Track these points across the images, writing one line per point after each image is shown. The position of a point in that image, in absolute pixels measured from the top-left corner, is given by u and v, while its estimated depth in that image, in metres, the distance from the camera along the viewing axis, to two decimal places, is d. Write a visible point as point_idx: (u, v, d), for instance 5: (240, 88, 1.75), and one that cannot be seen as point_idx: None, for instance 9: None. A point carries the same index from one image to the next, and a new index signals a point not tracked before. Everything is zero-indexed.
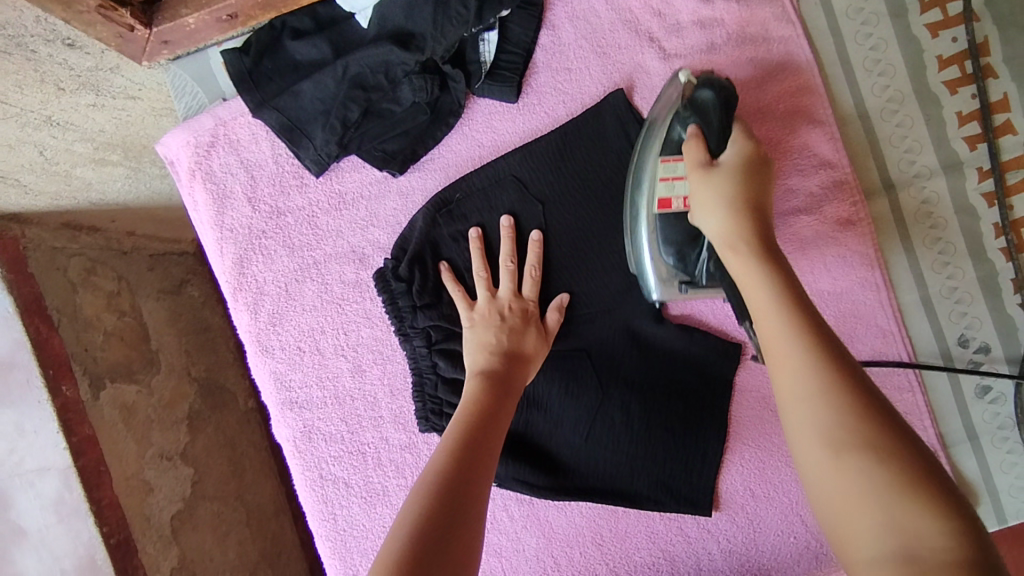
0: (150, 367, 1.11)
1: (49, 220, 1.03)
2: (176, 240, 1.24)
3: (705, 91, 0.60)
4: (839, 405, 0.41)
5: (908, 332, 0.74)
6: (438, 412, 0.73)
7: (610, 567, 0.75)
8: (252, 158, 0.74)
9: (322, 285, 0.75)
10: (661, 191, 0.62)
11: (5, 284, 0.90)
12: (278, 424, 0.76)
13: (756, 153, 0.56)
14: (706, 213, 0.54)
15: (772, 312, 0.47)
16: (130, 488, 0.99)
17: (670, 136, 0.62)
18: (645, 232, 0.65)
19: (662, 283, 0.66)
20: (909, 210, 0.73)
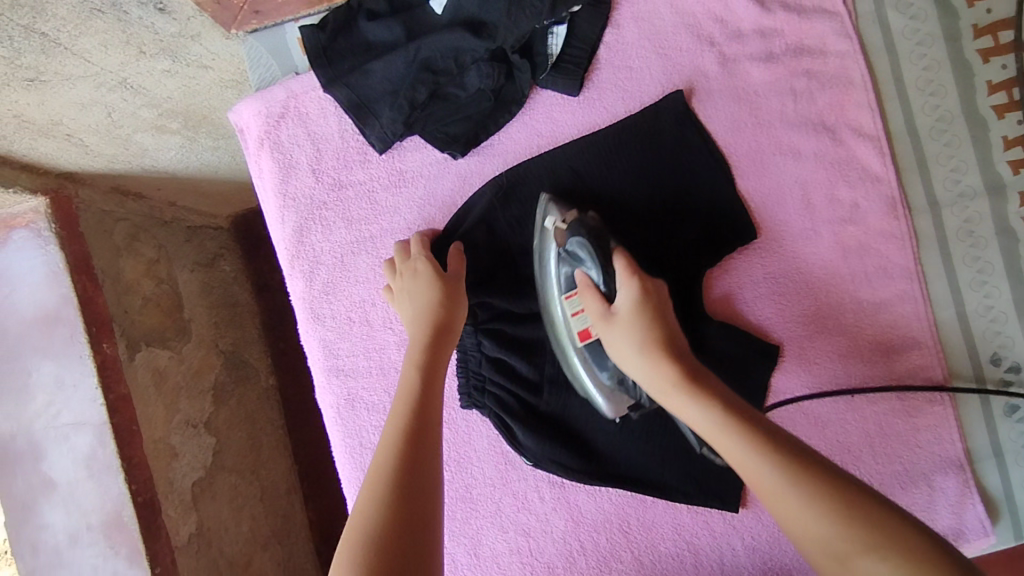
0: (182, 335, 1.15)
1: (100, 183, 1.05)
2: (213, 215, 1.30)
3: (580, 242, 0.66)
4: (823, 513, 0.44)
5: (944, 346, 0.75)
6: (481, 389, 0.75)
7: (634, 555, 0.77)
8: (319, 132, 0.77)
9: (376, 258, 0.77)
10: (576, 324, 0.68)
11: (55, 242, 0.95)
12: (322, 389, 0.78)
13: (642, 293, 0.61)
14: (627, 364, 0.59)
15: (728, 436, 0.50)
16: (157, 450, 1.03)
17: (563, 277, 0.69)
18: (577, 360, 0.70)
19: (611, 402, 0.70)
20: (951, 228, 0.75)
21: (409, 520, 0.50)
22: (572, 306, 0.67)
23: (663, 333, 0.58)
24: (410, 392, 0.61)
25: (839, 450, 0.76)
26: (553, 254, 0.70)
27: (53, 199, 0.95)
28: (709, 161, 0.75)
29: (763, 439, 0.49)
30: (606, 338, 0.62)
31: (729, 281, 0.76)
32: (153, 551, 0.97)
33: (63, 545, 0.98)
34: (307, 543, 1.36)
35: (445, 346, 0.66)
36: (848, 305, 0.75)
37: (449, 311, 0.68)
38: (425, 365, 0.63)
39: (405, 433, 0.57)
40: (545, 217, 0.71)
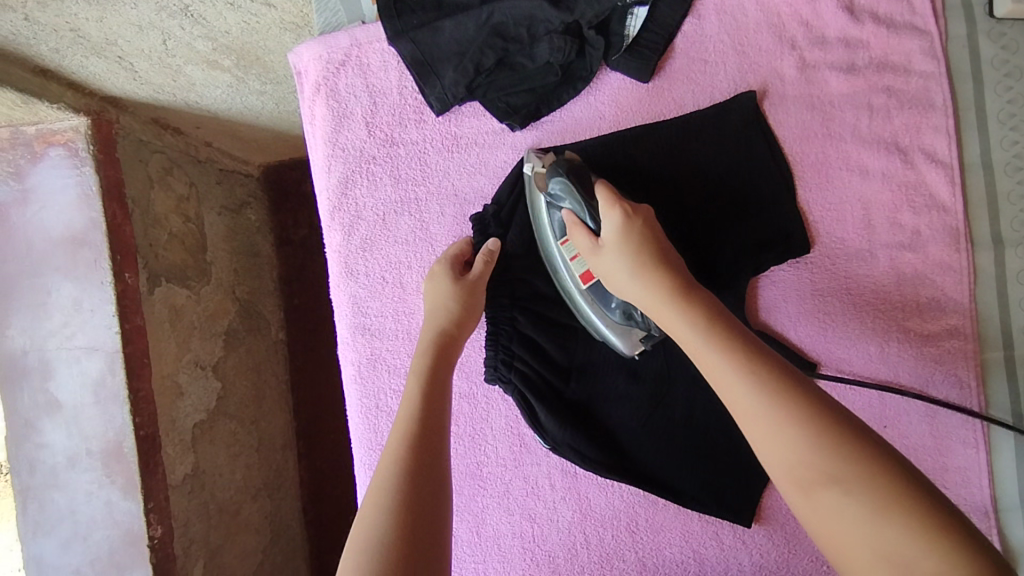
0: (203, 276, 1.14)
1: (141, 113, 1.06)
2: (245, 160, 1.29)
3: (558, 182, 0.64)
4: (804, 432, 0.44)
5: (986, 388, 0.73)
6: (508, 365, 0.72)
7: (638, 556, 0.75)
8: (378, 85, 0.75)
9: (419, 221, 0.76)
10: (577, 266, 0.67)
11: (93, 163, 0.94)
12: (346, 346, 0.77)
13: (625, 220, 0.61)
14: (623, 288, 0.60)
15: (708, 350, 0.51)
16: (164, 387, 1.03)
17: (555, 223, 0.67)
18: (583, 300, 0.69)
19: (620, 333, 0.68)
20: (1012, 269, 0.72)
21: (426, 480, 0.53)
22: (568, 252, 0.67)
23: (652, 249, 0.59)
24: (415, 397, 0.60)
25: None
26: (540, 200, 0.68)
27: (92, 121, 0.94)
28: (772, 168, 0.73)
29: (746, 356, 0.49)
30: (601, 271, 0.63)
31: (776, 292, 0.74)
32: (148, 486, 0.97)
33: (61, 467, 0.98)
34: (295, 501, 1.35)
35: (455, 356, 0.66)
36: (894, 333, 0.73)
37: (463, 322, 0.68)
38: (431, 374, 0.62)
39: (412, 440, 0.56)
40: (529, 164, 0.69)
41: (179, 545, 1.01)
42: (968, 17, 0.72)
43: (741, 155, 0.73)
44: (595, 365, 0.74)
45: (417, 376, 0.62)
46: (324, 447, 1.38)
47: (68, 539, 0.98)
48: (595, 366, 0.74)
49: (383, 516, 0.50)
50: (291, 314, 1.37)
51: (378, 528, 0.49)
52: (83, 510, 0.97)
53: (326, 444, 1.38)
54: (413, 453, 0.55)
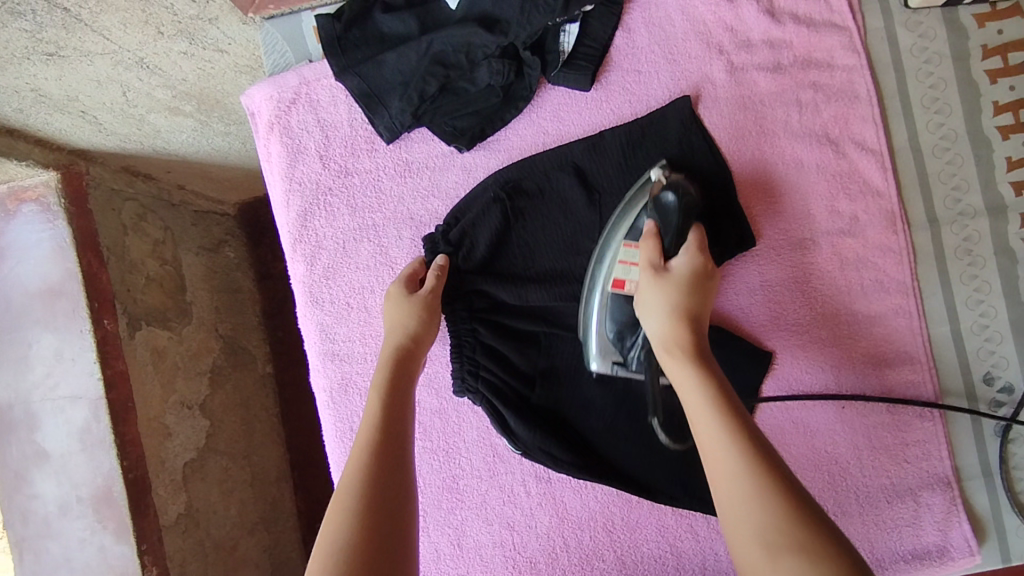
0: (184, 317, 1.16)
1: (111, 162, 1.09)
2: (220, 200, 1.32)
3: (671, 198, 0.67)
4: (748, 462, 0.48)
5: (937, 362, 0.76)
6: (473, 374, 0.75)
7: (617, 555, 0.77)
8: (328, 119, 0.78)
9: (378, 246, 0.78)
10: (618, 271, 0.69)
11: (62, 215, 0.97)
12: (317, 373, 0.79)
13: (703, 267, 0.63)
14: (647, 315, 0.62)
15: (694, 391, 0.54)
16: (151, 429, 1.04)
17: (636, 226, 0.70)
18: (597, 303, 0.71)
19: (600, 352, 0.72)
20: (949, 246, 0.76)
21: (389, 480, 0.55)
22: (626, 253, 0.69)
23: (691, 299, 0.61)
24: (376, 409, 0.61)
25: (827, 460, 0.76)
26: (640, 201, 0.71)
27: (63, 174, 0.98)
28: (713, 169, 0.75)
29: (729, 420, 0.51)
30: (644, 289, 0.64)
31: (727, 285, 0.76)
32: (140, 527, 0.98)
33: (53, 516, 0.99)
34: (295, 534, 1.36)
35: (416, 366, 0.67)
36: (843, 318, 0.76)
37: (424, 334, 0.69)
38: (390, 384, 0.63)
39: (375, 454, 0.57)
40: (653, 171, 0.71)
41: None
42: (884, 10, 0.76)
43: (683, 157, 0.75)
44: (559, 370, 0.77)
45: (378, 386, 0.63)
46: (318, 476, 1.39)
47: None
48: (559, 370, 0.77)
49: (345, 528, 0.51)
50: (276, 347, 1.39)
51: (342, 539, 0.50)
52: (78, 557, 0.98)
53: (320, 473, 1.39)
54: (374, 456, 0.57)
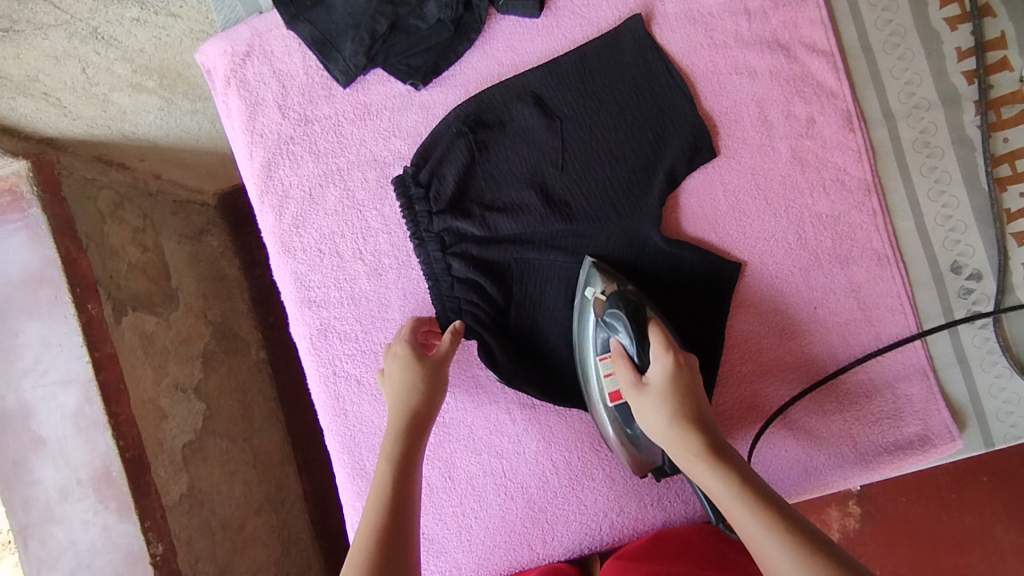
0: (170, 302, 1.18)
1: (82, 151, 1.08)
2: (199, 190, 1.32)
3: (617, 314, 0.69)
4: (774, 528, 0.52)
5: (904, 255, 0.77)
6: (455, 311, 0.77)
7: (605, 472, 0.79)
8: (284, 69, 0.78)
9: (345, 191, 0.79)
10: (608, 385, 0.72)
11: (39, 204, 0.98)
12: (296, 321, 0.80)
13: (675, 367, 0.64)
14: (653, 431, 0.63)
15: (741, 510, 0.54)
16: (146, 412, 1.05)
17: (597, 340, 0.73)
18: (602, 414, 0.73)
19: (625, 446, 0.73)
20: (908, 140, 0.76)
21: (406, 527, 0.61)
22: (604, 368, 0.72)
23: (692, 405, 0.62)
24: (386, 484, 0.64)
25: (804, 361, 0.77)
26: (590, 314, 0.74)
27: (35, 162, 0.98)
28: (670, 84, 0.76)
29: (782, 522, 0.52)
30: (637, 408, 0.65)
31: (694, 197, 0.77)
32: (142, 505, 0.99)
33: (54, 501, 1.00)
34: (304, 514, 1.39)
35: (426, 434, 0.69)
36: (808, 219, 0.76)
37: (431, 398, 0.70)
38: (400, 459, 0.66)
39: (390, 502, 0.62)
40: (588, 288, 0.74)
41: (185, 561, 1.03)
42: None
43: (640, 76, 0.76)
44: (535, 299, 0.78)
45: (387, 461, 0.66)
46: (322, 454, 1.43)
47: (73, 569, 0.99)
48: (534, 299, 0.78)
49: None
50: (268, 331, 1.41)
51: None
52: (82, 539, 0.99)
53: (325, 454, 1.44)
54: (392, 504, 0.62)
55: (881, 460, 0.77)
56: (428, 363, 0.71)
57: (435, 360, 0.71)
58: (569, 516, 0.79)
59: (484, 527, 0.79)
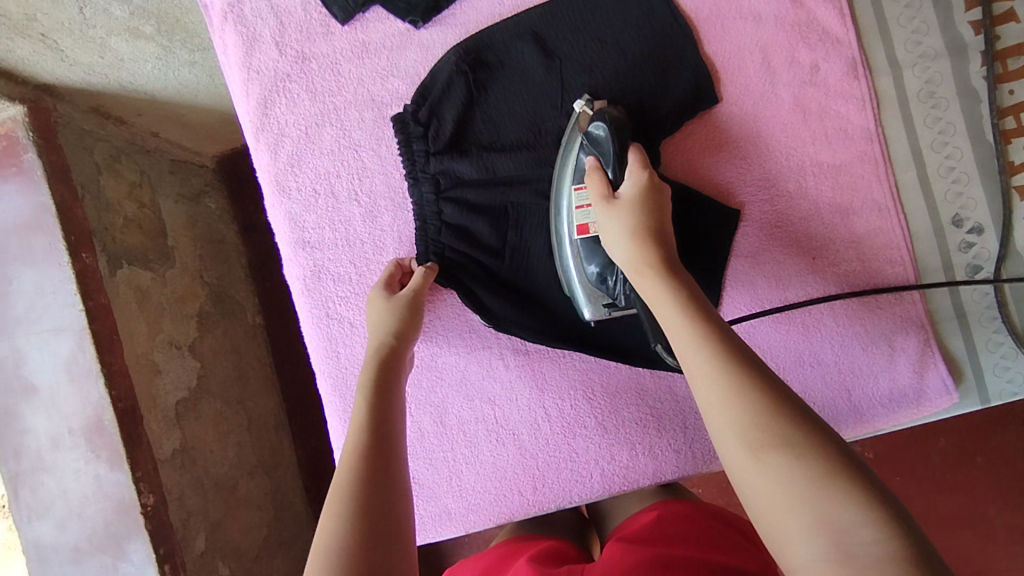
0: (165, 260, 1.19)
1: (79, 102, 1.07)
2: (197, 151, 1.36)
3: (600, 125, 0.69)
4: (733, 385, 0.49)
5: (905, 208, 0.76)
6: (438, 254, 0.77)
7: (598, 421, 0.78)
8: (283, 5, 0.77)
9: (341, 131, 0.78)
10: (578, 217, 0.71)
11: (35, 150, 0.96)
12: (289, 262, 0.79)
13: (647, 185, 0.65)
14: (614, 245, 0.64)
15: (696, 350, 0.52)
16: (139, 364, 1.05)
17: (577, 163, 0.72)
18: (569, 253, 0.73)
19: (590, 298, 0.73)
20: (912, 90, 0.75)
21: (388, 445, 0.60)
22: (578, 196, 0.71)
23: (648, 218, 0.63)
24: (364, 406, 0.63)
25: (802, 312, 0.76)
26: (576, 139, 0.72)
27: (31, 108, 0.97)
28: (674, 27, 0.75)
29: (715, 336, 0.52)
30: (603, 220, 0.65)
31: (695, 143, 0.76)
32: (135, 455, 0.98)
33: (46, 450, 0.98)
34: (297, 478, 1.43)
35: (402, 364, 0.68)
36: (809, 168, 0.75)
37: (403, 332, 0.70)
38: (376, 387, 0.65)
39: (370, 424, 0.61)
40: (578, 103, 0.73)
41: (177, 517, 1.04)
42: None
43: (644, 19, 0.75)
44: (529, 243, 0.78)
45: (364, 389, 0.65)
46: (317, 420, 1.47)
47: (62, 519, 0.97)
48: (528, 244, 0.78)
49: (340, 529, 0.51)
50: (264, 298, 1.46)
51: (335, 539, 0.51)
52: (73, 488, 0.97)
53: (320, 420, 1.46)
54: (373, 425, 0.61)
55: (875, 413, 0.76)
56: (403, 300, 0.72)
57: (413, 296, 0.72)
58: (560, 464, 0.78)
59: (476, 474, 0.78)
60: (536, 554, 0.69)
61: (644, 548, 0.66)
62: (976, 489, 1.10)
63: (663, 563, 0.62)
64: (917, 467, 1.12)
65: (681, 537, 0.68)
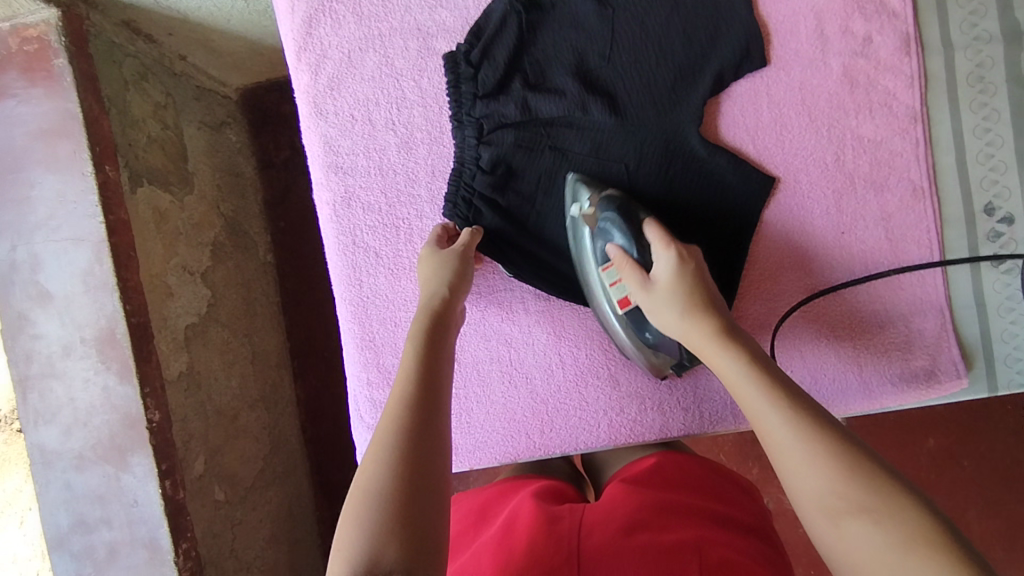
0: (185, 185, 1.18)
1: (112, 14, 1.06)
2: (222, 82, 1.35)
3: (608, 212, 0.71)
4: (793, 418, 0.53)
5: (939, 190, 0.76)
6: (469, 202, 0.77)
7: (611, 372, 0.79)
8: None
9: (384, 58, 0.77)
10: (615, 292, 0.71)
11: (68, 56, 0.94)
12: (320, 186, 0.79)
13: (679, 261, 0.66)
14: (664, 322, 0.66)
15: (750, 388, 0.57)
16: (154, 285, 1.05)
17: (595, 250, 0.73)
18: (615, 321, 0.74)
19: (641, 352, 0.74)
20: (962, 72, 0.75)
21: (435, 397, 0.60)
22: (608, 278, 0.72)
23: (701, 295, 0.65)
24: (414, 355, 0.63)
25: (825, 285, 0.76)
26: (582, 231, 0.75)
27: (65, 13, 0.95)
28: None
29: (786, 397, 0.55)
30: (647, 305, 0.67)
31: (737, 104, 0.76)
32: (144, 370, 0.98)
33: (56, 357, 0.97)
34: (294, 418, 1.45)
35: (455, 316, 0.69)
36: (848, 141, 0.75)
37: (456, 286, 0.71)
38: (427, 335, 0.65)
39: (421, 372, 0.61)
40: (574, 207, 0.75)
41: (179, 437, 1.05)
42: None
43: None
44: (559, 195, 0.78)
45: (416, 339, 0.65)
46: (318, 364, 1.47)
47: (69, 426, 0.97)
48: (559, 194, 0.78)
49: (383, 476, 0.52)
50: (277, 237, 1.46)
51: (376, 482, 0.52)
52: (82, 397, 0.97)
53: (319, 363, 1.47)
54: (421, 374, 0.61)
55: (885, 391, 0.77)
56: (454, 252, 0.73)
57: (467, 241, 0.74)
58: (569, 411, 0.79)
59: (485, 414, 0.79)
60: (542, 489, 0.72)
61: (646, 491, 0.68)
62: (958, 488, 1.12)
63: (665, 508, 0.65)
64: (904, 462, 1.13)
65: (684, 487, 0.70)
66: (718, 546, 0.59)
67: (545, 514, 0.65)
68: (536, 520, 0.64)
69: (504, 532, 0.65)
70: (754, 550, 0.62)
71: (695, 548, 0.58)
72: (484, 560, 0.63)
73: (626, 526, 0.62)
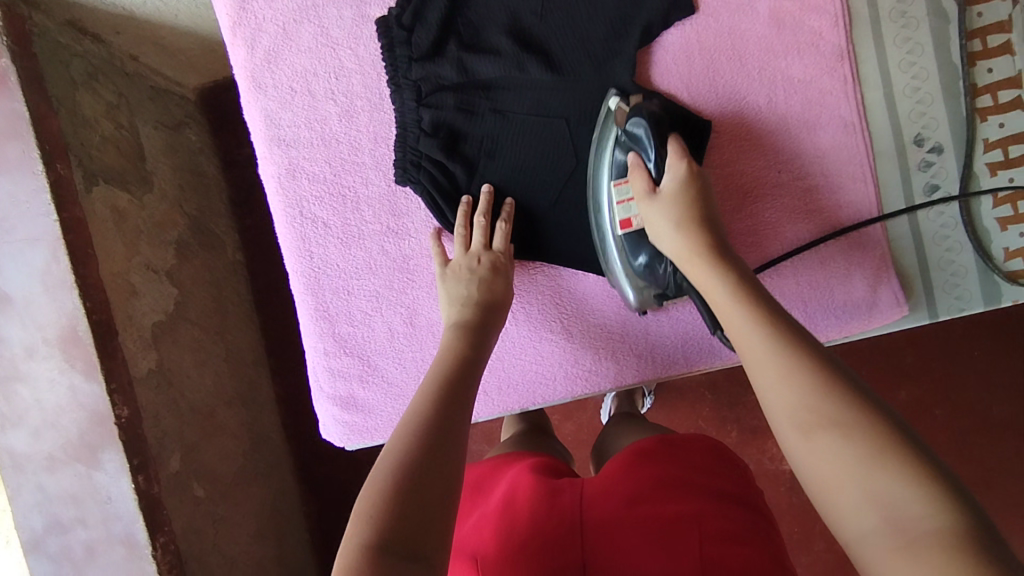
0: (143, 183, 1.18)
1: (56, 16, 1.06)
2: (178, 82, 1.35)
3: (639, 122, 0.71)
4: (776, 343, 0.54)
5: (869, 126, 0.78)
6: (416, 165, 0.78)
7: (564, 326, 0.80)
8: None
9: (319, 28, 0.78)
10: (620, 212, 0.73)
11: (10, 54, 0.93)
12: (265, 161, 0.80)
13: (687, 175, 0.68)
14: (664, 239, 0.68)
15: (737, 312, 0.59)
16: (115, 284, 1.03)
17: (614, 163, 0.74)
18: (614, 249, 0.75)
19: (639, 294, 0.75)
20: (884, 8, 0.76)
21: (471, 381, 0.65)
22: (620, 190, 0.73)
23: (700, 215, 0.67)
24: (452, 346, 0.69)
25: (767, 224, 0.78)
26: (611, 135, 0.75)
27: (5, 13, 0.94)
28: None
29: (775, 329, 0.56)
30: (648, 216, 0.69)
31: (669, 53, 0.77)
32: (109, 367, 0.95)
33: (18, 359, 0.93)
34: (274, 415, 1.44)
35: (498, 313, 0.74)
36: (778, 83, 0.77)
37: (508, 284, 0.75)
38: (463, 329, 0.71)
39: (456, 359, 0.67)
40: (613, 101, 0.74)
41: (150, 433, 1.03)
42: None
43: None
44: (504, 152, 0.79)
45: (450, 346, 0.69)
46: (292, 359, 1.47)
47: (37, 427, 0.94)
48: (503, 151, 0.79)
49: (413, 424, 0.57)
50: (244, 235, 1.46)
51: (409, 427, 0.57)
52: (49, 398, 0.93)
53: (294, 357, 1.47)
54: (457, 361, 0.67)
55: (830, 325, 0.79)
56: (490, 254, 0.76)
57: (487, 219, 0.76)
58: (525, 366, 0.80)
59: None
60: (540, 462, 0.73)
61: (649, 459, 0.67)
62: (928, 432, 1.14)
63: (667, 480, 0.65)
64: None
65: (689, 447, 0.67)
66: (717, 519, 0.60)
67: (545, 488, 0.66)
68: (536, 495, 0.65)
69: (504, 506, 0.66)
70: (750, 521, 0.62)
71: (696, 524, 0.60)
72: (485, 533, 0.66)
73: (628, 498, 0.64)
